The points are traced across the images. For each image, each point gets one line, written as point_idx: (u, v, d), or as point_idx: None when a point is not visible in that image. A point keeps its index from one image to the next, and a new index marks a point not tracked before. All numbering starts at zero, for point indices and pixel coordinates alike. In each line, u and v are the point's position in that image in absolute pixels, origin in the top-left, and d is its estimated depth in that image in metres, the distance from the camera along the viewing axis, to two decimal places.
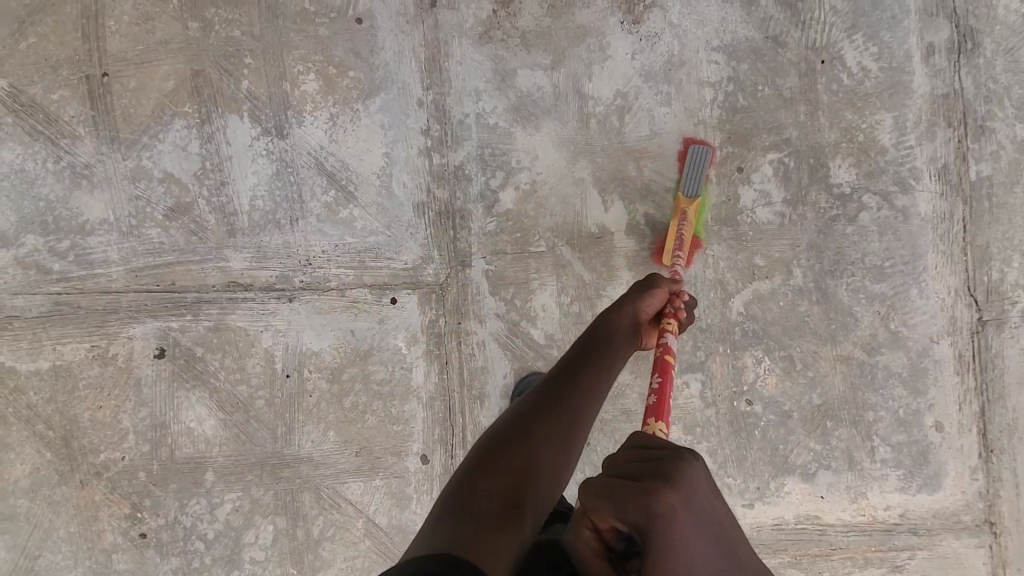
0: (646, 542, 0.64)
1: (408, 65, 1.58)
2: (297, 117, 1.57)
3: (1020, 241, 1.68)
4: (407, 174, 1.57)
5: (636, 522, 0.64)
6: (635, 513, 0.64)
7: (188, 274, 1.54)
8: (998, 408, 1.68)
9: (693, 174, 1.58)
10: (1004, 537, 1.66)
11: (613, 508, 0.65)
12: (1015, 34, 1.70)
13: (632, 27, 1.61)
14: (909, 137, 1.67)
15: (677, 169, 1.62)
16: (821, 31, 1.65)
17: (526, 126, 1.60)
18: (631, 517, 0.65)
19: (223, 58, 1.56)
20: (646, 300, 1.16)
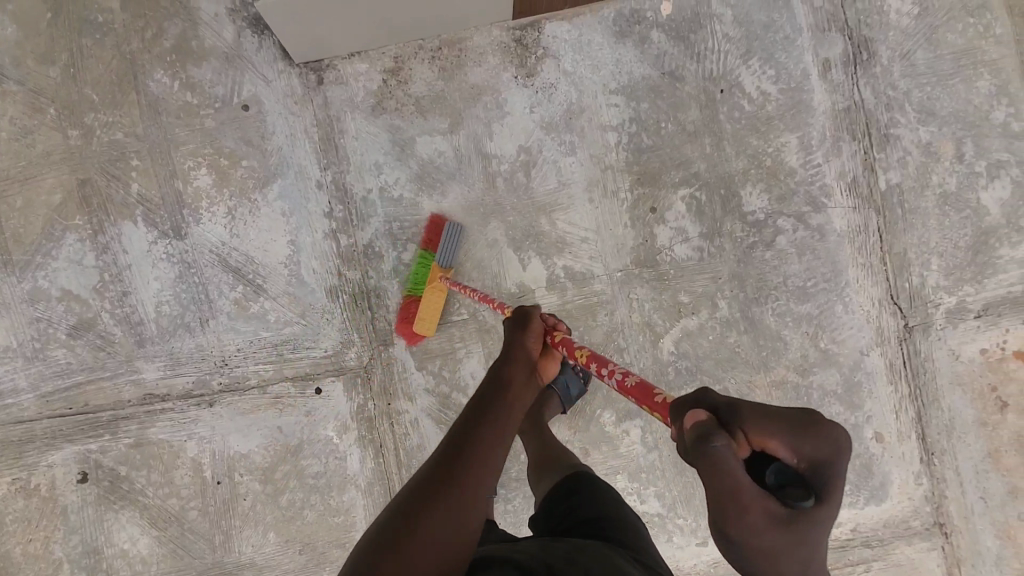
0: (810, 476, 0.64)
1: (302, 147, 1.53)
2: (194, 215, 1.51)
3: (936, 244, 1.71)
4: (316, 260, 1.53)
5: (811, 456, 0.65)
6: (813, 446, 0.64)
7: (102, 392, 1.51)
8: (933, 410, 1.71)
9: (446, 246, 1.50)
10: (955, 537, 1.70)
11: (789, 437, 0.65)
12: (909, 37, 1.71)
13: (526, 80, 1.58)
14: (816, 155, 1.67)
15: (424, 239, 1.53)
16: (717, 60, 1.64)
17: (432, 194, 1.56)
18: (805, 450, 0.65)
19: (109, 164, 1.51)
20: (533, 333, 1.10)
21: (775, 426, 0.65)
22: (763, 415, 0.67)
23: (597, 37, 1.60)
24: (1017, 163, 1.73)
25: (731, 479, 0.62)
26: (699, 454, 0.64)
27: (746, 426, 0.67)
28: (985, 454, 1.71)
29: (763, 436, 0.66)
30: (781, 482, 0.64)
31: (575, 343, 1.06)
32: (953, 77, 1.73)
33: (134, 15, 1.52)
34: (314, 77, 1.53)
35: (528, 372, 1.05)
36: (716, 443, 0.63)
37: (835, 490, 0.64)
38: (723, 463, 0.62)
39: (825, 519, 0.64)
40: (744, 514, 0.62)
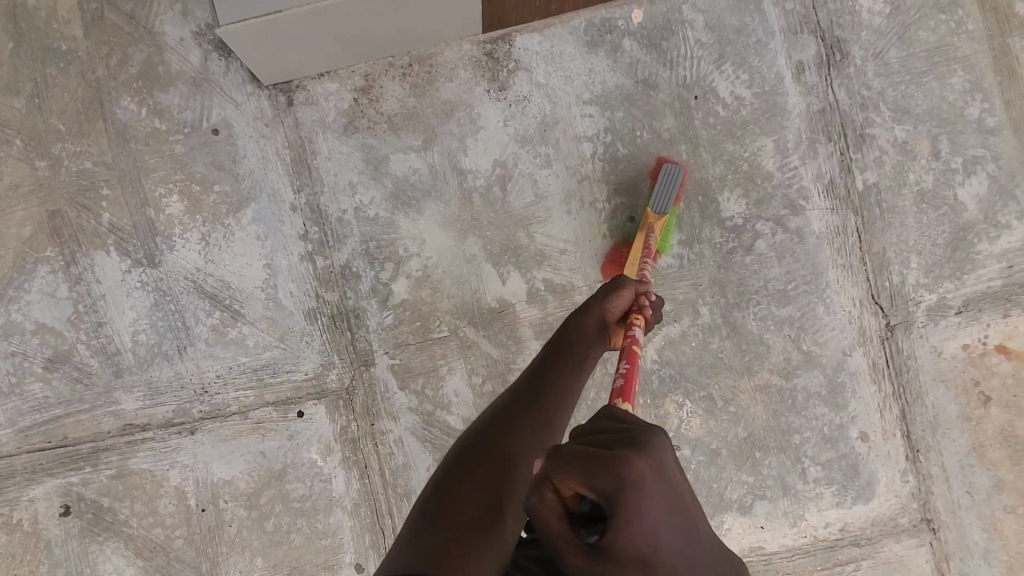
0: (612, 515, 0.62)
1: (274, 170, 1.51)
2: (167, 242, 1.50)
3: (915, 242, 1.71)
4: (293, 283, 1.51)
5: (604, 492, 0.62)
6: (603, 483, 0.62)
7: (81, 424, 1.49)
8: (917, 407, 1.71)
9: (664, 185, 1.56)
10: (943, 532, 1.71)
11: (582, 480, 0.63)
12: (881, 37, 1.71)
13: (499, 94, 1.57)
14: (792, 158, 1.67)
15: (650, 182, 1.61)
16: (690, 66, 1.63)
17: (408, 212, 1.55)
18: (598, 486, 0.63)
19: (78, 194, 1.49)
20: (621, 297, 1.15)
21: (570, 473, 0.63)
22: (558, 461, 0.64)
23: (568, 47, 1.59)
24: (992, 159, 1.74)
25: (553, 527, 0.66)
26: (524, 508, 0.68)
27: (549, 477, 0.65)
28: (969, 449, 1.72)
29: (562, 483, 0.64)
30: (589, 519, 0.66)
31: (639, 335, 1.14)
32: (927, 75, 1.73)
33: (98, 43, 1.50)
34: (284, 98, 1.52)
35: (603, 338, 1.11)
36: (532, 501, 0.66)
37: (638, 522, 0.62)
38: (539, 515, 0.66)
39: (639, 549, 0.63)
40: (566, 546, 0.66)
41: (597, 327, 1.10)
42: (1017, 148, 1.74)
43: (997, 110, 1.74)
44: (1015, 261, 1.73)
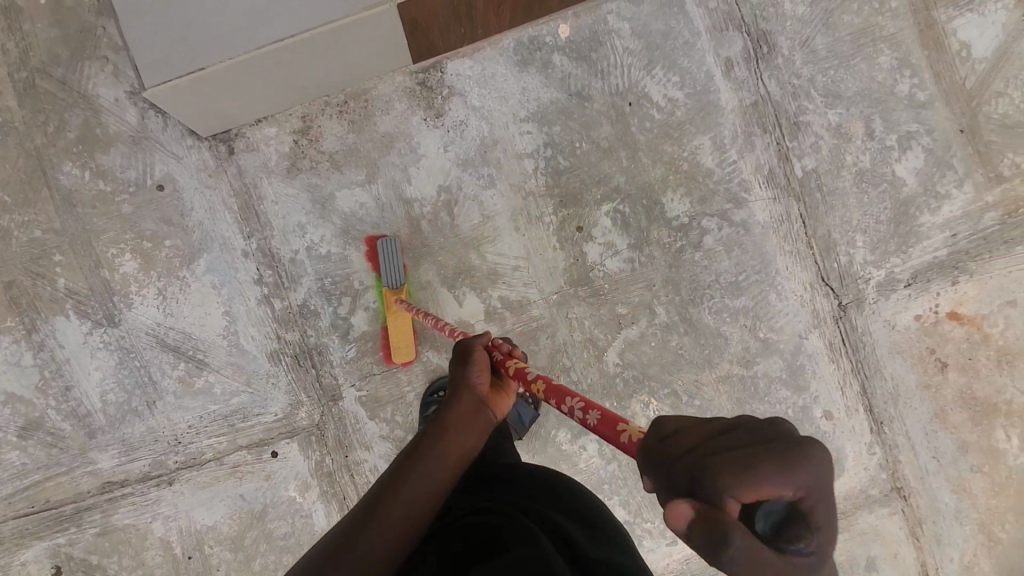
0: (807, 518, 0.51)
1: (223, 219, 1.54)
2: (125, 300, 1.52)
3: (858, 221, 1.76)
4: (253, 327, 1.54)
5: (809, 489, 0.51)
6: (806, 482, 0.51)
7: (60, 486, 1.52)
8: (877, 381, 1.76)
9: (387, 263, 1.52)
10: (913, 498, 1.76)
11: (781, 481, 0.50)
12: (806, 25, 1.75)
13: (436, 121, 1.61)
14: (730, 153, 1.71)
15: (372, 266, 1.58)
16: (621, 74, 1.67)
17: (359, 245, 1.58)
18: (800, 490, 0.51)
19: (32, 262, 1.51)
20: (477, 361, 1.01)
21: (762, 479, 0.51)
22: (735, 470, 0.51)
23: (500, 68, 1.63)
24: (926, 132, 1.79)
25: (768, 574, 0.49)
26: (713, 557, 0.50)
27: (733, 494, 0.51)
28: (931, 415, 1.77)
29: (758, 492, 0.50)
30: (783, 525, 0.51)
31: (528, 372, 0.95)
32: (854, 57, 1.77)
33: (35, 112, 1.52)
34: (224, 147, 1.55)
35: (476, 407, 0.96)
36: (734, 541, 0.48)
37: (835, 521, 0.53)
38: (748, 557, 0.48)
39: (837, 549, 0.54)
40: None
41: (460, 404, 0.96)
42: (949, 119, 1.79)
43: (927, 84, 1.79)
44: (958, 229, 1.78)
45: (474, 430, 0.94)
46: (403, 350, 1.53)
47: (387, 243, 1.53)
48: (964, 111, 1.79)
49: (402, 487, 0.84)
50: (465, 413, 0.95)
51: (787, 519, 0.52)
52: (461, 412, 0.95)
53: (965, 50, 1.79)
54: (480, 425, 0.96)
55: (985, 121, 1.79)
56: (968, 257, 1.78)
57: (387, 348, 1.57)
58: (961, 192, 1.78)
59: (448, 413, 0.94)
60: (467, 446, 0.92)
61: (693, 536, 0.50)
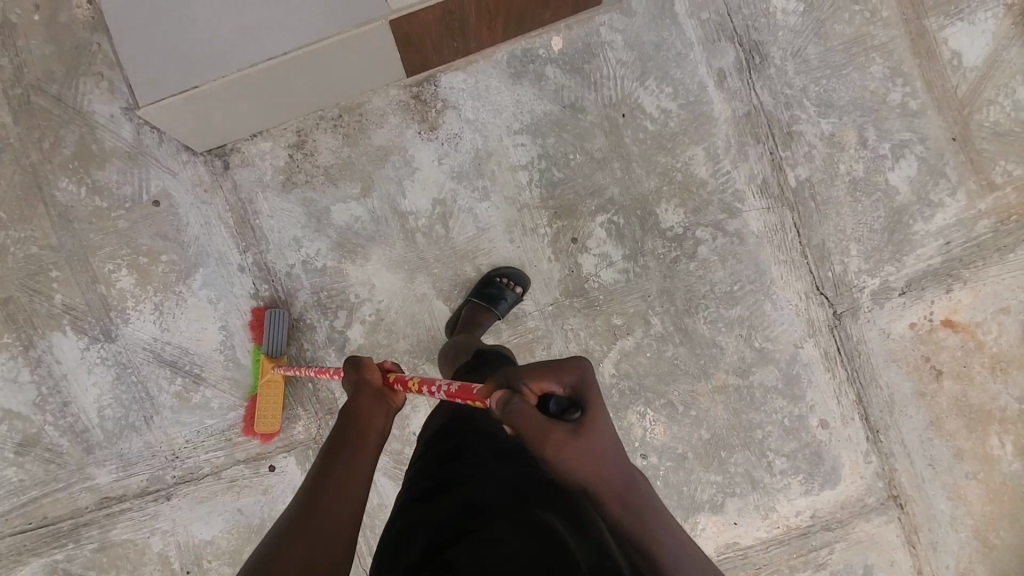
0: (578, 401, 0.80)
1: (219, 234, 1.55)
2: (121, 316, 1.53)
3: (852, 230, 1.76)
4: (249, 341, 1.55)
5: (574, 384, 0.81)
6: (571, 376, 0.81)
7: (58, 503, 1.52)
8: (873, 389, 1.76)
9: (273, 332, 1.50)
10: (909, 506, 1.76)
11: (556, 376, 0.80)
12: (798, 35, 1.76)
13: (430, 134, 1.61)
14: (724, 163, 1.72)
15: (254, 337, 1.54)
16: (614, 86, 1.68)
17: (355, 259, 1.58)
18: (568, 381, 0.81)
19: (28, 278, 1.52)
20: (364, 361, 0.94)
21: (543, 372, 0.80)
22: (529, 367, 0.81)
23: (493, 81, 1.64)
24: (919, 141, 1.79)
25: (527, 421, 0.75)
26: (505, 414, 0.75)
27: (524, 378, 0.79)
28: (927, 423, 1.77)
29: (539, 381, 0.80)
30: (564, 410, 0.79)
31: (408, 375, 0.92)
32: (846, 67, 1.77)
33: (30, 129, 1.53)
34: (220, 162, 1.55)
35: (376, 401, 0.90)
36: (514, 402, 0.75)
37: (598, 402, 0.80)
38: (523, 412, 0.75)
39: (600, 426, 0.78)
40: (549, 440, 0.74)
41: (362, 398, 0.90)
42: (941, 127, 1.80)
43: (919, 93, 1.80)
44: (951, 237, 1.79)
45: (381, 419, 0.90)
46: (266, 422, 1.50)
47: (271, 314, 1.50)
48: (956, 120, 1.80)
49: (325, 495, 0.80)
50: (370, 408, 0.89)
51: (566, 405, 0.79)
52: (362, 406, 0.89)
53: (956, 58, 1.80)
54: (386, 416, 0.91)
55: (977, 129, 1.80)
56: (962, 265, 1.79)
57: (251, 418, 1.53)
58: (954, 200, 1.79)
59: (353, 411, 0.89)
60: (382, 431, 0.89)
61: (497, 405, 0.77)
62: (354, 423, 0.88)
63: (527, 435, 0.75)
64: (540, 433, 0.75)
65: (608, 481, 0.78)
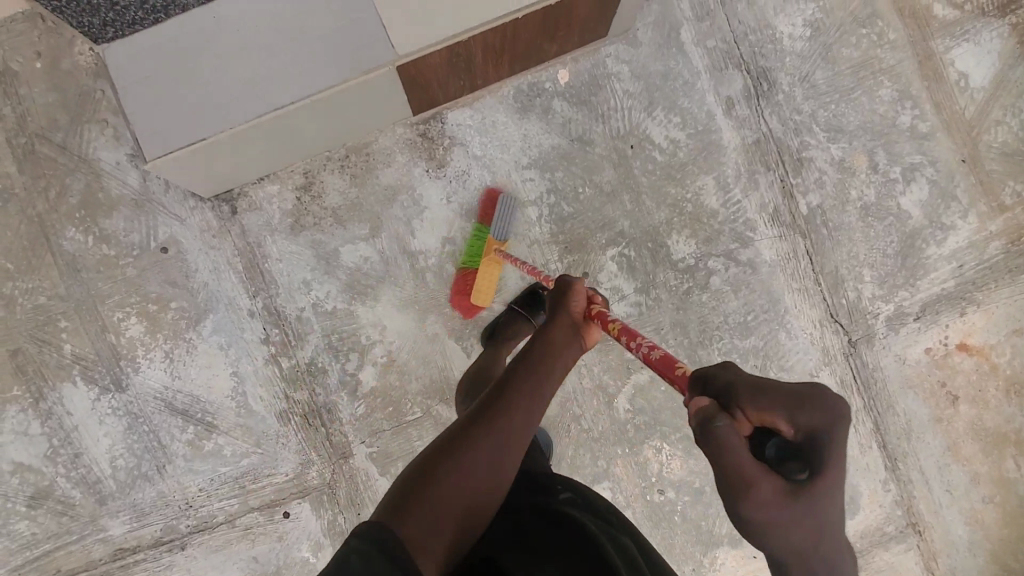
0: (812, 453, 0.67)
1: (228, 279, 1.53)
2: (131, 365, 1.51)
3: (864, 256, 1.75)
4: (261, 387, 1.53)
5: (811, 430, 0.68)
6: (812, 420, 0.68)
7: (72, 555, 1.50)
8: (889, 416, 1.75)
9: (500, 216, 1.55)
10: (929, 533, 1.74)
11: (789, 412, 0.69)
12: (806, 60, 1.74)
13: (437, 172, 1.60)
14: (734, 192, 1.70)
15: (481, 215, 1.59)
16: (621, 117, 1.67)
17: (365, 300, 1.57)
18: (806, 424, 0.68)
19: (37, 329, 1.51)
20: (578, 295, 1.13)
21: (772, 404, 0.70)
22: (760, 394, 0.72)
23: (500, 116, 1.63)
24: (929, 164, 1.78)
25: (730, 454, 0.69)
26: (705, 436, 0.72)
27: (744, 406, 0.73)
28: (945, 449, 1.76)
29: (763, 413, 0.71)
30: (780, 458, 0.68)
31: (611, 317, 1.07)
32: (855, 91, 1.76)
33: (35, 178, 1.51)
34: (227, 207, 1.54)
35: (569, 334, 1.10)
36: (718, 424, 0.71)
37: (841, 462, 0.67)
38: (726, 444, 0.69)
39: (826, 492, 0.67)
40: (750, 491, 0.68)
41: (556, 329, 1.10)
42: (952, 149, 1.78)
43: (928, 115, 1.78)
44: (964, 260, 1.77)
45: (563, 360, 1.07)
46: (482, 292, 1.52)
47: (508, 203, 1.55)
48: (966, 141, 1.78)
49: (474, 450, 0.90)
50: (563, 342, 1.08)
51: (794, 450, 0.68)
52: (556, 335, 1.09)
53: (965, 79, 1.79)
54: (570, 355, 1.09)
55: (988, 150, 1.78)
56: (976, 288, 1.77)
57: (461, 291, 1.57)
58: (966, 222, 1.78)
59: (551, 339, 1.08)
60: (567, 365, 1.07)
61: (698, 421, 0.73)
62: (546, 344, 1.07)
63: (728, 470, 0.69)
64: (738, 475, 0.68)
65: (805, 547, 0.69)
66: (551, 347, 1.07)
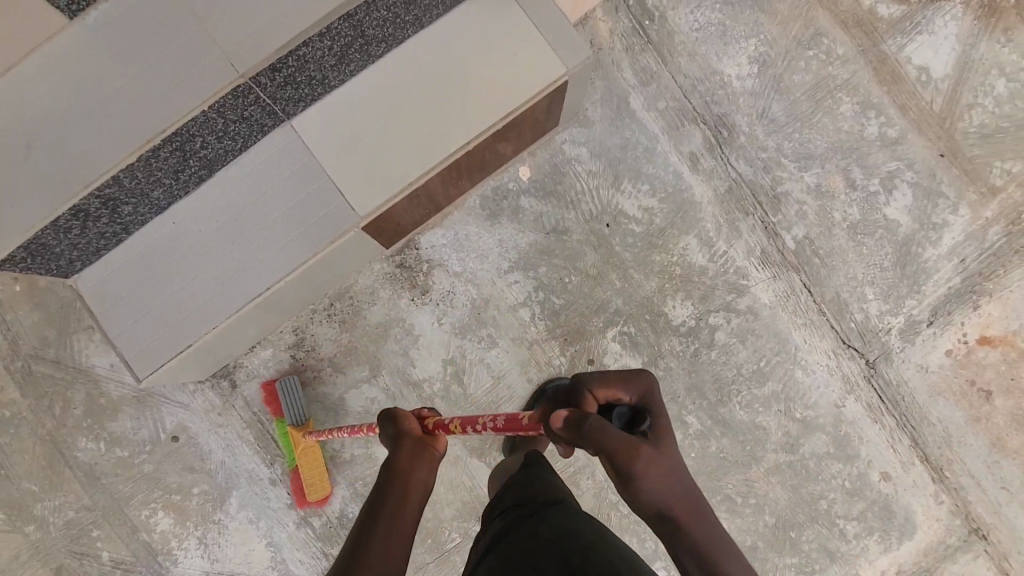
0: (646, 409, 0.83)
1: (243, 453, 1.54)
2: (169, 558, 1.52)
3: (863, 274, 1.73)
4: (299, 550, 1.53)
5: (638, 394, 0.86)
6: (634, 386, 0.86)
7: None
8: (925, 427, 1.72)
9: (291, 402, 1.48)
10: (993, 536, 1.70)
11: (620, 386, 0.85)
12: (760, 95, 1.73)
13: (423, 298, 1.60)
14: (719, 245, 1.69)
15: (272, 410, 1.53)
16: (590, 199, 1.66)
17: (381, 440, 1.56)
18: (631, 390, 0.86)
19: (72, 542, 1.52)
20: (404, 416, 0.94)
21: (609, 381, 0.85)
22: (597, 376, 0.85)
23: (472, 228, 1.63)
24: (908, 167, 1.75)
25: (612, 433, 0.75)
26: (585, 435, 0.75)
27: (591, 387, 0.84)
28: (990, 446, 1.72)
29: (606, 390, 0.84)
30: (632, 420, 0.81)
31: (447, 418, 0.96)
32: (815, 114, 1.74)
33: (38, 397, 1.53)
34: (226, 382, 1.55)
35: (415, 449, 0.88)
36: (589, 418, 0.76)
37: (662, 413, 0.85)
38: (606, 428, 0.76)
39: (667, 437, 0.83)
40: (639, 455, 0.76)
41: (402, 450, 0.88)
42: (928, 147, 1.75)
43: (895, 119, 1.75)
44: (965, 254, 1.74)
45: (422, 473, 0.86)
46: (316, 488, 1.49)
47: (285, 384, 1.49)
48: (940, 135, 1.75)
49: None
50: (408, 459, 0.87)
51: (634, 417, 0.81)
52: (402, 459, 0.86)
53: (924, 74, 1.76)
54: (429, 464, 0.88)
55: (965, 137, 1.75)
56: (983, 278, 1.74)
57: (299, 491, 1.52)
58: (958, 216, 1.75)
59: (394, 462, 0.86)
60: (426, 482, 0.86)
61: (575, 426, 0.78)
62: (396, 477, 0.85)
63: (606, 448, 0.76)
64: (626, 446, 0.76)
65: (677, 493, 0.81)
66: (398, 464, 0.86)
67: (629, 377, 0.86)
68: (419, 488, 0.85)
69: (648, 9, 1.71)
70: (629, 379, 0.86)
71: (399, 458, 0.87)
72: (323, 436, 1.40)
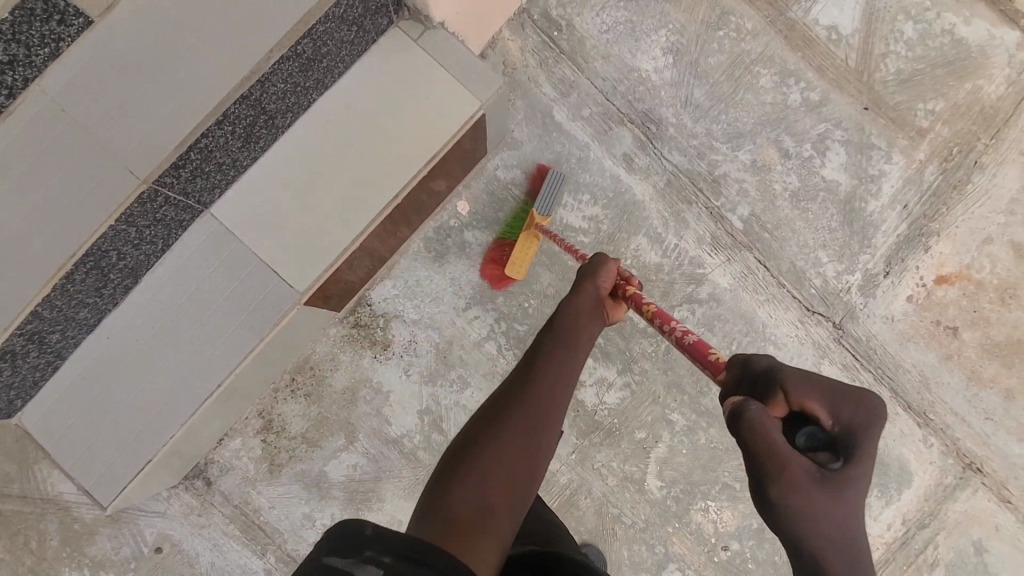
0: (836, 438, 0.73)
1: (233, 548, 1.50)
2: None
3: (815, 239, 1.74)
4: None
5: (849, 422, 0.72)
6: (850, 414, 0.72)
7: None
8: (902, 375, 1.74)
9: (547, 192, 1.50)
10: (987, 468, 1.73)
11: (829, 403, 0.73)
12: (680, 84, 1.73)
13: (386, 354, 1.56)
14: (669, 239, 1.69)
15: (534, 186, 1.61)
16: None
17: (371, 505, 1.52)
18: (843, 416, 0.73)
19: None
20: (599, 272, 1.12)
21: (815, 391, 0.73)
22: (806, 377, 0.74)
23: (421, 273, 1.60)
24: (836, 126, 1.77)
25: (766, 440, 0.71)
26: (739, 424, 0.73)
27: (788, 388, 0.74)
28: (967, 381, 1.75)
29: (802, 400, 0.74)
30: (816, 443, 0.74)
31: (642, 299, 1.10)
32: (737, 92, 1.75)
33: (9, 535, 1.46)
34: (200, 481, 1.50)
35: (594, 302, 1.08)
36: (751, 411, 0.72)
37: (866, 457, 0.71)
38: (759, 433, 0.71)
39: (855, 489, 0.70)
40: (785, 473, 0.70)
41: (585, 295, 1.08)
42: (851, 103, 1.77)
43: (815, 82, 1.76)
44: (907, 200, 1.76)
45: (597, 321, 1.08)
46: (516, 267, 1.48)
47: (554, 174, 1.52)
48: (861, 89, 1.77)
49: (531, 397, 0.89)
50: (586, 307, 1.06)
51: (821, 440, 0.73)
52: (582, 302, 1.07)
53: (833, 33, 1.78)
54: (597, 317, 1.08)
55: (884, 87, 1.78)
56: (929, 220, 1.76)
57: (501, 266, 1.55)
58: (893, 164, 1.77)
59: (578, 303, 1.06)
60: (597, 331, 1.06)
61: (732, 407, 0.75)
62: (580, 313, 1.05)
63: (761, 454, 0.71)
64: (775, 456, 0.70)
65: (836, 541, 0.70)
66: (581, 307, 1.06)
67: (849, 400, 0.72)
68: (590, 331, 1.05)
69: (553, 20, 1.71)
70: (845, 398, 0.73)
71: (578, 303, 1.07)
72: (564, 244, 1.40)
